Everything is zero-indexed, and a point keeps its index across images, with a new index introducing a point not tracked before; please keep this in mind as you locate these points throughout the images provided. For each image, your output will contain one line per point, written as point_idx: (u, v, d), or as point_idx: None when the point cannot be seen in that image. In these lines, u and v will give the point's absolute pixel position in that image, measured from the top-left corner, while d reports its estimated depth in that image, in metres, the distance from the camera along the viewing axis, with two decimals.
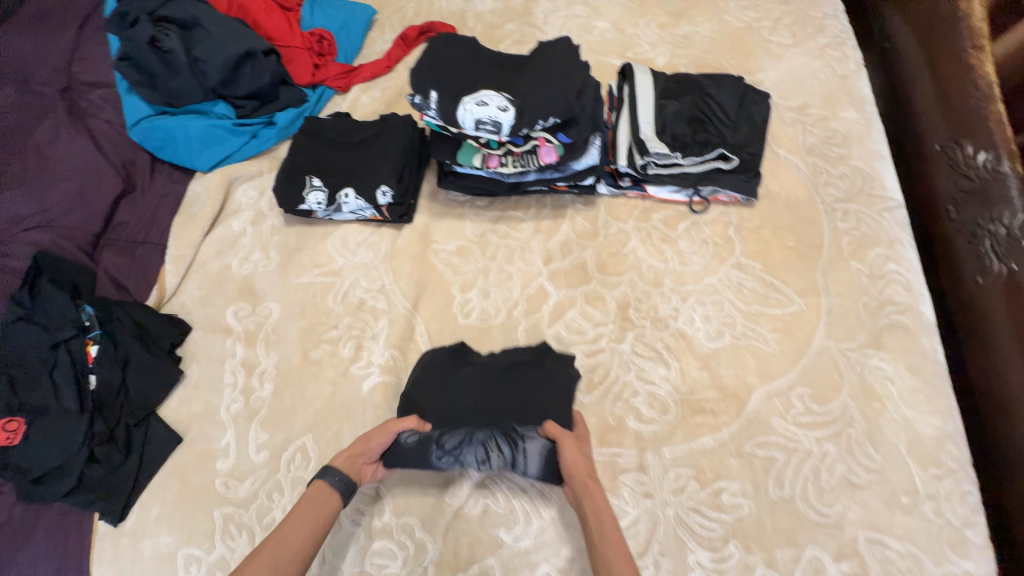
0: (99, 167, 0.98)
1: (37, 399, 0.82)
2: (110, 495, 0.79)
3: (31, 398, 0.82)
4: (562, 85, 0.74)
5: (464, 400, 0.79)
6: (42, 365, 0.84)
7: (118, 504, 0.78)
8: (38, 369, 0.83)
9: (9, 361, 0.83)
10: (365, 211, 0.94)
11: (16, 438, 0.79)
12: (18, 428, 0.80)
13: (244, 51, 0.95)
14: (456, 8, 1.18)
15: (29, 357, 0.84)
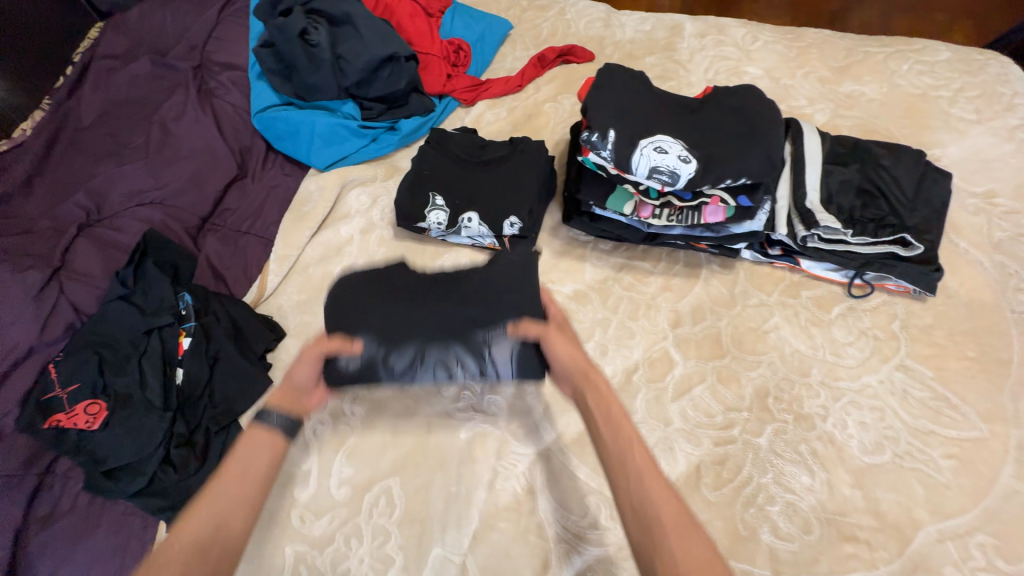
0: (217, 150, 0.94)
1: (122, 387, 0.76)
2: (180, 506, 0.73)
3: (116, 385, 0.76)
4: (758, 142, 0.65)
5: (404, 316, 0.64)
6: (131, 350, 0.78)
7: None
8: (128, 354, 0.78)
9: (100, 340, 0.78)
10: (484, 239, 0.87)
11: (95, 424, 0.73)
12: (98, 413, 0.74)
13: (388, 54, 0.90)
14: (595, 32, 1.11)
15: (120, 339, 0.79)
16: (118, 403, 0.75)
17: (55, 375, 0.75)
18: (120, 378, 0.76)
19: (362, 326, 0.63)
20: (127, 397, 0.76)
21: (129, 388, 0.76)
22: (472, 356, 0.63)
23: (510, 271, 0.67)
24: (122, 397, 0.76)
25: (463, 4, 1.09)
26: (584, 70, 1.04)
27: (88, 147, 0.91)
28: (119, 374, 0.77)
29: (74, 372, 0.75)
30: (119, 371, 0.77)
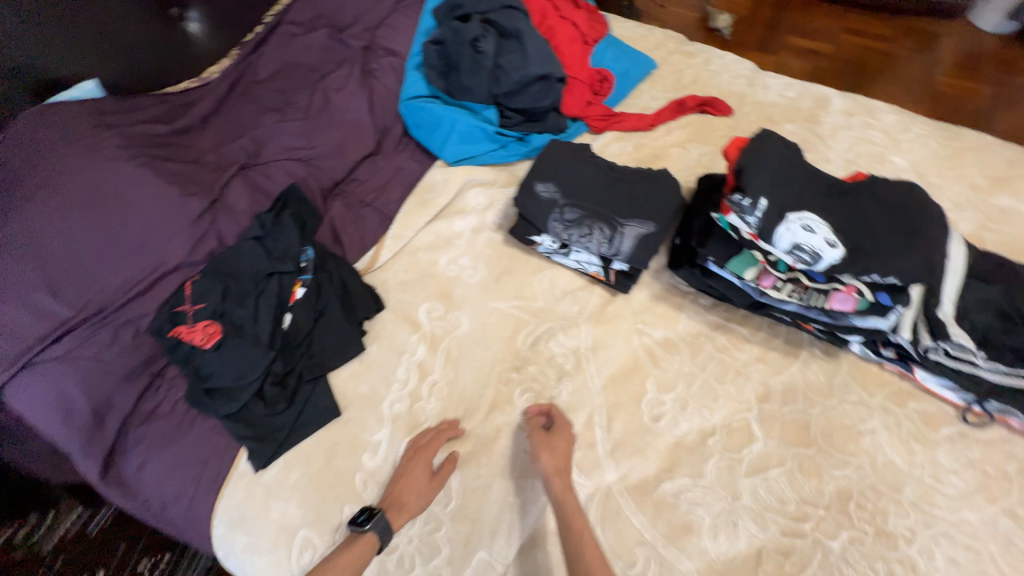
0: (365, 125, 1.03)
1: (238, 317, 0.83)
2: (262, 439, 0.78)
3: (234, 313, 0.83)
4: (918, 250, 0.62)
5: (581, 184, 0.89)
6: (252, 285, 0.85)
7: (268, 450, 0.77)
8: (248, 289, 0.85)
9: (228, 271, 0.86)
10: (590, 266, 0.89)
11: (209, 343, 0.80)
12: (212, 334, 0.81)
13: (543, 74, 0.96)
14: (737, 89, 1.11)
15: (245, 273, 0.86)
16: (232, 331, 0.82)
17: (188, 291, 0.83)
18: (238, 307, 0.83)
19: (555, 177, 0.89)
20: (240, 326, 0.82)
21: (244, 319, 0.83)
22: (607, 235, 0.83)
23: (653, 191, 0.88)
24: (236, 325, 0.82)
25: (616, 39, 1.12)
26: (720, 124, 1.04)
27: (259, 99, 1.01)
28: (237, 304, 0.83)
29: (202, 293, 0.83)
30: (238, 301, 0.84)
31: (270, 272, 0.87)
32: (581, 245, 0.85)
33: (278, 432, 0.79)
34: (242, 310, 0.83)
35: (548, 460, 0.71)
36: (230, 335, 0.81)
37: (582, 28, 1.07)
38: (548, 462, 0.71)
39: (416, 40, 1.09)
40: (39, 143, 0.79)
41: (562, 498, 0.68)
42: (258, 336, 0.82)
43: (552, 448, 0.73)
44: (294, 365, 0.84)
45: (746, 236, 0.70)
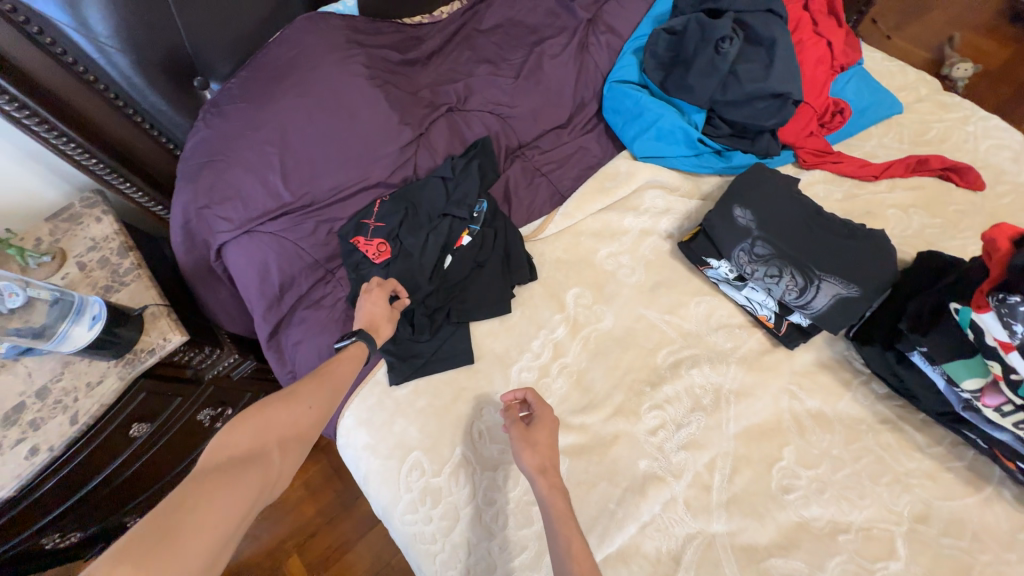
0: (566, 97, 1.03)
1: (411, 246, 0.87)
2: (402, 360, 0.84)
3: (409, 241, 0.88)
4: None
5: (783, 220, 0.80)
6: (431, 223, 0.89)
7: (405, 371, 0.83)
8: (423, 223, 0.89)
9: (411, 200, 0.91)
10: (761, 308, 0.83)
11: (379, 258, 0.87)
12: (382, 252, 0.87)
13: (778, 93, 0.88)
14: (997, 162, 0.93)
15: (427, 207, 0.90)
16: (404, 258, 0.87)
17: (377, 208, 0.90)
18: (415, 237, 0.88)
19: (755, 205, 0.82)
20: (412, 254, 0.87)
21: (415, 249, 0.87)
22: (799, 283, 0.76)
23: (869, 250, 0.77)
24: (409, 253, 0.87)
25: (865, 71, 0.99)
26: (963, 198, 0.89)
27: (478, 48, 1.05)
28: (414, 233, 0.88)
29: (386, 214, 0.89)
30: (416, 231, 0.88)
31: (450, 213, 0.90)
32: (763, 285, 0.79)
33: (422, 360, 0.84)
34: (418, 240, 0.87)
35: (531, 457, 0.64)
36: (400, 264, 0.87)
37: (835, 51, 0.96)
38: (530, 459, 0.64)
39: (644, 23, 1.05)
40: (305, 46, 0.89)
41: (548, 499, 0.61)
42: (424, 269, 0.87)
43: (533, 443, 0.66)
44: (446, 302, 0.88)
45: (992, 344, 0.60)
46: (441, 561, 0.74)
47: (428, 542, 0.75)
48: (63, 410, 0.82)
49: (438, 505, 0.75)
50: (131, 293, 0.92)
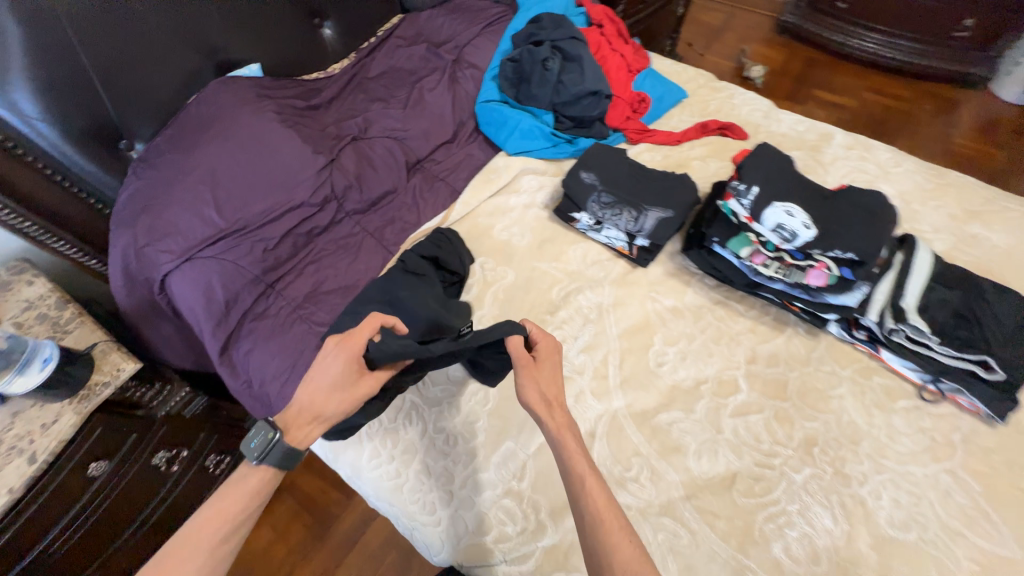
0: (446, 119, 1.30)
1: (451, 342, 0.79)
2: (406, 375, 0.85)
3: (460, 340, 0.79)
4: (870, 234, 0.83)
5: (616, 176, 1.11)
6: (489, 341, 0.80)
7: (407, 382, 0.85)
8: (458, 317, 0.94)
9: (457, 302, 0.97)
10: (616, 241, 1.10)
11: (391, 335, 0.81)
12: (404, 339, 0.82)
13: (594, 91, 1.20)
14: (755, 120, 1.33)
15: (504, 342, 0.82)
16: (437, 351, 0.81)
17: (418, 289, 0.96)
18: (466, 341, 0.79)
19: (595, 169, 1.12)
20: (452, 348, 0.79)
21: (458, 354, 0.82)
22: (633, 215, 1.05)
23: (672, 185, 1.09)
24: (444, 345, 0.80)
25: (655, 70, 1.37)
26: (736, 145, 1.26)
27: (369, 91, 1.30)
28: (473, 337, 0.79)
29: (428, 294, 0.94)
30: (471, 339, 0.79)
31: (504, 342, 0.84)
32: (612, 223, 1.07)
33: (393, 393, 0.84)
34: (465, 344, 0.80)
35: (533, 396, 0.73)
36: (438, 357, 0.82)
37: (628, 60, 1.32)
38: (534, 395, 0.73)
39: (495, 56, 1.37)
40: (221, 102, 1.07)
41: None
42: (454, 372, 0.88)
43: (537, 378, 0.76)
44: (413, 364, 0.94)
45: (741, 218, 0.91)
46: (408, 488, 0.88)
47: (394, 477, 0.89)
48: (19, 453, 0.86)
49: (397, 442, 0.91)
50: (77, 338, 0.98)
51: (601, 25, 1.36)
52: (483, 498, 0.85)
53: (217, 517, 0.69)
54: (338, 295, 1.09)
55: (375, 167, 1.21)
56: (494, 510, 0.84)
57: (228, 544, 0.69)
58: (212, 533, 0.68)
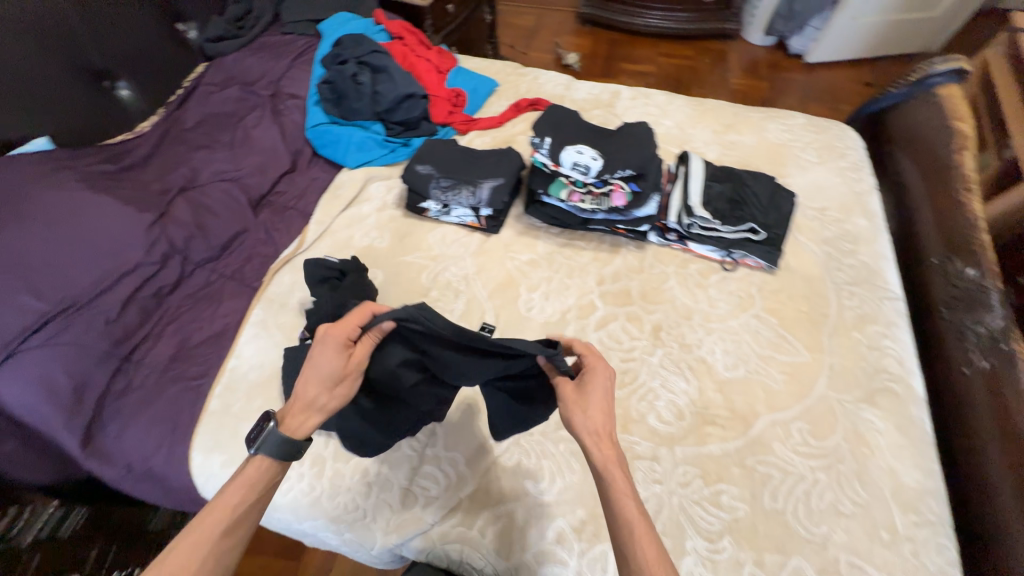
0: (280, 150, 1.32)
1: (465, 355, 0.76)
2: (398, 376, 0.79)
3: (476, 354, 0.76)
4: (640, 150, 1.05)
5: (448, 161, 1.24)
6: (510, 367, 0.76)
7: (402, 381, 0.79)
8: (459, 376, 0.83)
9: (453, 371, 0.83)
10: (467, 218, 1.23)
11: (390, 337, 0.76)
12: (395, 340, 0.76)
13: (409, 93, 1.33)
14: (558, 92, 1.55)
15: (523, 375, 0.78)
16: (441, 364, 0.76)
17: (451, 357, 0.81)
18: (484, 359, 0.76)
19: (429, 160, 1.24)
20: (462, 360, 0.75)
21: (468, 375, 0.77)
22: (471, 190, 1.17)
23: (498, 158, 1.25)
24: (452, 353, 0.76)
25: (464, 68, 1.54)
26: None
27: (188, 140, 1.27)
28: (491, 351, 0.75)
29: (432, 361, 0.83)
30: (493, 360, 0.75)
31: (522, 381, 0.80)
32: (456, 202, 1.19)
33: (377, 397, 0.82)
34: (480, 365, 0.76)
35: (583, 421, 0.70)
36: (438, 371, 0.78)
37: (435, 63, 1.48)
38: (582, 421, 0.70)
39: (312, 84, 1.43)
40: (6, 183, 0.98)
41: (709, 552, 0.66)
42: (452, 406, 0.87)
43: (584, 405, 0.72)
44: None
45: (549, 166, 1.09)
46: (328, 496, 0.90)
47: (309, 492, 0.90)
48: None
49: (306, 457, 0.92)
50: None
51: (404, 38, 1.51)
52: (401, 475, 0.90)
53: (218, 510, 0.66)
54: (208, 346, 1.06)
55: (215, 212, 1.19)
56: (415, 483, 0.90)
57: (230, 535, 0.66)
58: (212, 525, 0.65)
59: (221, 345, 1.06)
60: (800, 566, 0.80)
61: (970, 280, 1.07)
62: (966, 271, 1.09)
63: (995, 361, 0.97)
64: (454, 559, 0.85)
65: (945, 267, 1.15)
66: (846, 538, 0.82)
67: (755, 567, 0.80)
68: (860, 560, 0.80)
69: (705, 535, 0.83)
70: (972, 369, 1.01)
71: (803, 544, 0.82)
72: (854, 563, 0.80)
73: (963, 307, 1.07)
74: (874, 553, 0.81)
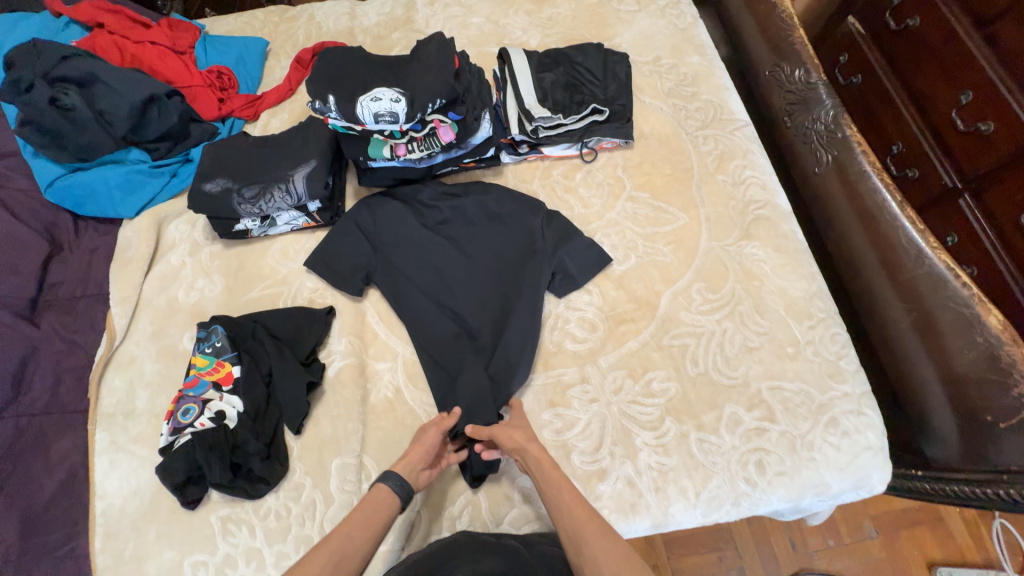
0: (22, 235, 1.01)
1: (471, 230, 1.02)
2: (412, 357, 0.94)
3: (476, 237, 1.01)
4: (439, 68, 0.88)
5: (241, 165, 1.00)
6: (507, 236, 1.00)
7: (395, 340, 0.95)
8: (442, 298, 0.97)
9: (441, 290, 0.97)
10: (298, 220, 1.03)
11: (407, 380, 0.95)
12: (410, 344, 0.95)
13: (147, 97, 1.01)
14: (343, 26, 1.26)
15: (525, 236, 1.00)
16: (446, 268, 0.99)
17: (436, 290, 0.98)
18: (484, 242, 1.00)
19: (216, 173, 0.99)
20: (470, 254, 1.00)
21: (470, 282, 0.97)
22: (282, 188, 0.96)
23: (300, 137, 1.03)
24: (452, 240, 1.01)
25: (212, 36, 1.22)
26: None
27: None
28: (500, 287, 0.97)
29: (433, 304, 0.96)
30: (496, 244, 1.00)
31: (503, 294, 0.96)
32: (275, 208, 0.98)
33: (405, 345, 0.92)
34: (483, 205, 1.03)
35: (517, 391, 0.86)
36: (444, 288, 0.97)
37: (165, 42, 1.14)
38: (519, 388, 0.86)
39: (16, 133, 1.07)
40: None
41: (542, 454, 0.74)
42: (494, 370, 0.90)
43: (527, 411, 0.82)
44: (239, 440, 0.84)
45: (351, 128, 0.90)
46: None
47: None
48: None
49: (237, 564, 0.80)
50: None
51: (104, 24, 1.13)
52: None
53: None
54: (59, 503, 0.86)
55: None
56: None
57: None
58: None
59: (76, 493, 0.87)
60: (733, 412, 0.86)
61: (798, 81, 1.11)
62: (794, 74, 1.12)
63: (838, 151, 1.03)
64: None
65: (776, 77, 1.17)
66: (760, 369, 0.89)
67: (698, 432, 0.85)
68: (777, 381, 0.88)
69: (649, 426, 0.86)
70: (821, 166, 1.06)
71: (729, 392, 0.87)
72: (773, 386, 0.87)
73: (801, 109, 1.11)
74: (786, 368, 0.88)
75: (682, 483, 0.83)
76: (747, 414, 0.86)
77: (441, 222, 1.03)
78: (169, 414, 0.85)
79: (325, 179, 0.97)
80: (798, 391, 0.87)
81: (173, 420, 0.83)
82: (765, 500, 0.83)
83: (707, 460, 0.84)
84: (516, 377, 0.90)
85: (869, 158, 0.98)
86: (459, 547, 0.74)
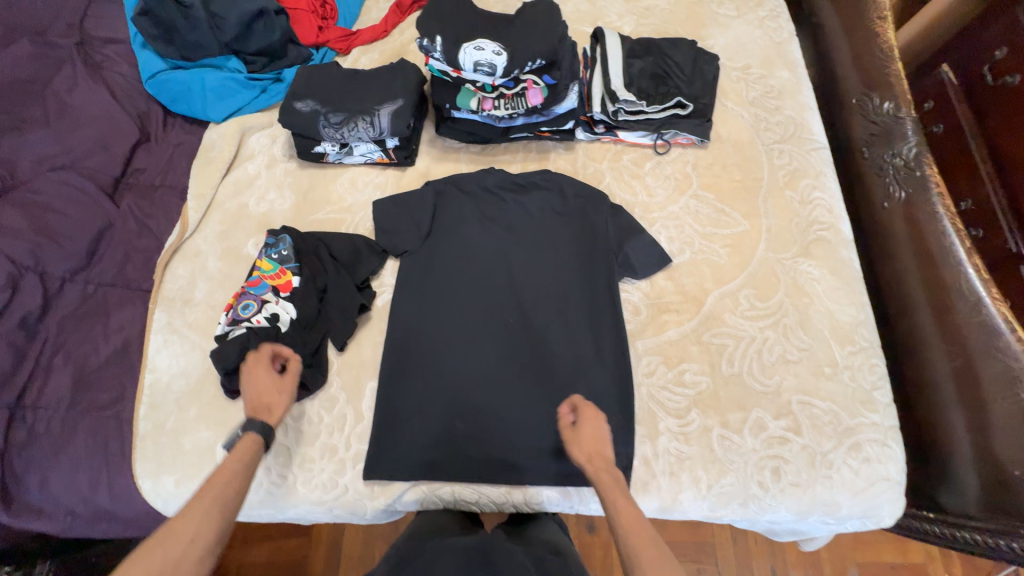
0: (117, 116, 1.06)
1: (532, 220, 1.02)
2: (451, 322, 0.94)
3: (536, 230, 1.01)
4: (545, 30, 0.91)
5: (332, 91, 1.04)
6: (568, 231, 1.01)
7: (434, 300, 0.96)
8: (491, 272, 0.98)
9: (490, 263, 0.99)
10: (373, 154, 1.07)
11: (438, 345, 0.92)
12: (449, 311, 0.95)
13: (257, 9, 1.07)
14: None
15: (588, 236, 1.00)
16: (503, 249, 1.00)
17: (486, 264, 0.99)
18: (544, 231, 1.01)
19: (308, 95, 1.03)
20: (528, 240, 1.01)
21: (531, 272, 0.98)
22: (367, 121, 1.00)
23: (389, 75, 1.06)
24: (511, 230, 1.01)
25: None
26: None
27: None
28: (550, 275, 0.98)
29: (482, 274, 0.98)
30: (557, 237, 1.00)
31: (550, 283, 0.97)
32: (355, 138, 1.02)
33: (459, 323, 0.94)
34: (547, 202, 1.03)
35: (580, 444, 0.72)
36: (502, 273, 0.98)
37: None
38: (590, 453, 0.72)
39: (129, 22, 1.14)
40: None
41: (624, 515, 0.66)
42: (544, 359, 0.91)
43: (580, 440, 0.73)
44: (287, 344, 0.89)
45: (449, 72, 0.94)
46: (302, 482, 0.85)
47: (281, 484, 0.84)
48: None
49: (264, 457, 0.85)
50: None
51: None
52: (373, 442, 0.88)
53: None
54: (113, 368, 0.91)
55: (59, 211, 0.95)
56: None
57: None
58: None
59: (127, 363, 0.92)
60: (760, 417, 0.88)
61: (886, 113, 1.11)
62: (883, 106, 1.11)
63: (912, 189, 1.02)
64: (448, 500, 0.87)
65: (862, 106, 1.16)
66: (794, 381, 0.90)
67: (722, 428, 0.87)
68: (809, 397, 0.89)
69: (675, 413, 0.88)
70: (890, 202, 1.05)
71: (760, 397, 0.89)
72: (803, 400, 0.88)
73: (882, 142, 1.10)
74: (819, 387, 0.89)
75: (697, 473, 0.85)
76: (772, 422, 0.87)
77: (505, 207, 1.03)
78: (229, 306, 0.90)
79: (407, 120, 1.00)
80: (827, 410, 0.88)
81: (233, 311, 0.89)
82: (773, 508, 0.84)
83: (725, 456, 0.86)
84: (551, 363, 0.91)
85: (944, 201, 0.97)
86: (470, 556, 0.70)
